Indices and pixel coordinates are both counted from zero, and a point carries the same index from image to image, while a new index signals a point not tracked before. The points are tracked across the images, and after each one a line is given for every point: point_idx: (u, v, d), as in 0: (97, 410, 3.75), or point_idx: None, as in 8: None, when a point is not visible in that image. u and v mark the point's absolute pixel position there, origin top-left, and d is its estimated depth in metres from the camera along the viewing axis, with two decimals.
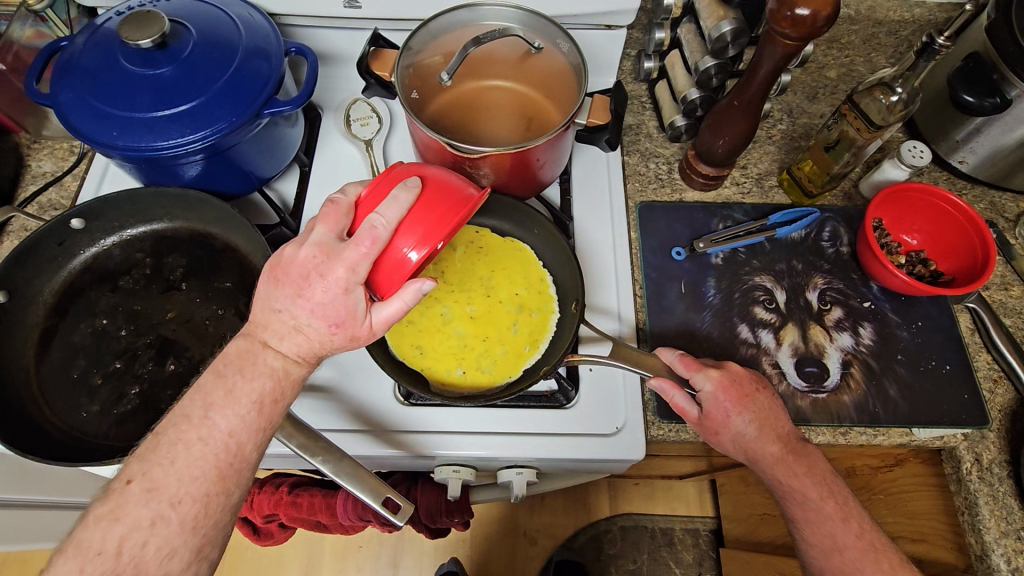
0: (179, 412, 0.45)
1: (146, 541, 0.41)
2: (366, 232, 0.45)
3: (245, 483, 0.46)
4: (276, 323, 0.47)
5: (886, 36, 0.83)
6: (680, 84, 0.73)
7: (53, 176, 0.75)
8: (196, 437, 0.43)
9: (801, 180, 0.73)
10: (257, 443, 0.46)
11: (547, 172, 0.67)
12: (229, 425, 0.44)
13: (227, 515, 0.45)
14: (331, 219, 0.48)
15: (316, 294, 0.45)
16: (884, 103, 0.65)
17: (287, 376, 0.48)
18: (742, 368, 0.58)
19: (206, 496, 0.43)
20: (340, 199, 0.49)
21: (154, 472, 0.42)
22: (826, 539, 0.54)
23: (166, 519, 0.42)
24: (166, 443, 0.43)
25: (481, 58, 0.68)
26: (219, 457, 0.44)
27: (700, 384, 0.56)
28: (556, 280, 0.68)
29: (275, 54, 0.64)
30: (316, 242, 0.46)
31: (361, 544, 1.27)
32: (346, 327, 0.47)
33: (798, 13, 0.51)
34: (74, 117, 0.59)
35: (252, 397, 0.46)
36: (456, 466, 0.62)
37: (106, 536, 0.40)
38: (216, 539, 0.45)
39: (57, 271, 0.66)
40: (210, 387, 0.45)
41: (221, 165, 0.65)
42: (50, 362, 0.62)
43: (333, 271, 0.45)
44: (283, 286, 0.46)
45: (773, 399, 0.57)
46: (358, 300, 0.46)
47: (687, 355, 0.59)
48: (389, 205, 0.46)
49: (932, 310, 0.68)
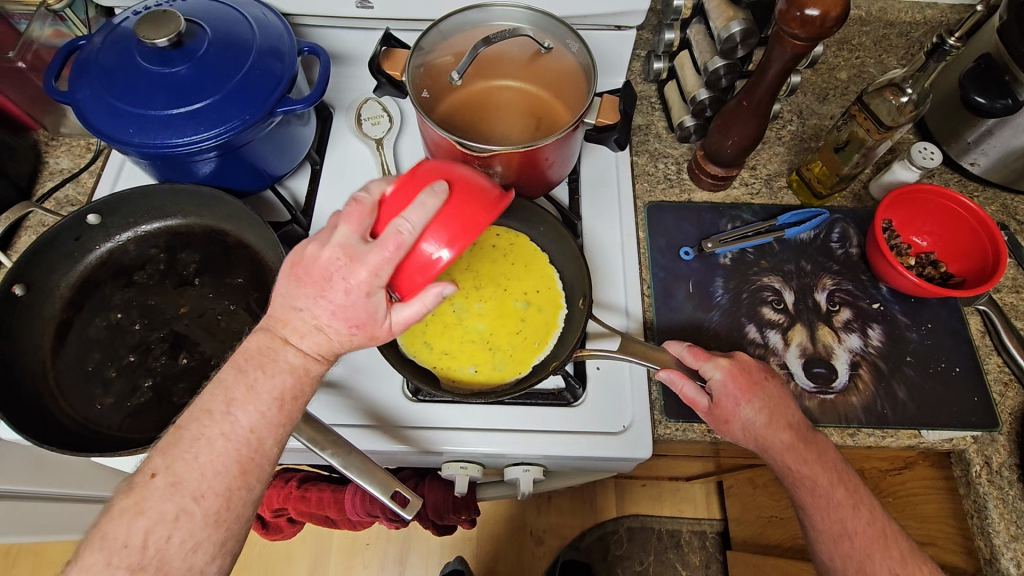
0: (200, 407, 0.45)
1: (171, 534, 0.42)
2: (391, 236, 0.45)
3: (267, 478, 0.47)
4: (296, 321, 0.47)
5: (897, 37, 0.83)
6: (690, 84, 0.73)
7: (70, 173, 0.76)
8: (218, 433, 0.44)
9: (810, 181, 0.73)
10: (278, 439, 0.47)
11: (556, 172, 0.67)
12: (251, 422, 0.45)
13: (248, 510, 0.45)
14: (354, 219, 0.47)
15: (337, 296, 0.45)
16: (894, 104, 0.64)
17: (307, 374, 0.48)
18: (750, 357, 0.58)
19: (229, 491, 0.44)
20: (364, 198, 0.48)
21: (177, 466, 0.43)
22: (835, 525, 0.54)
23: (189, 514, 0.42)
24: (188, 438, 0.44)
25: (491, 58, 0.69)
26: (240, 451, 0.45)
27: (710, 372, 0.56)
28: (563, 277, 0.68)
29: (288, 53, 0.65)
30: (340, 243, 0.46)
31: (368, 541, 1.28)
32: (365, 328, 0.47)
33: (808, 13, 0.51)
34: (92, 114, 0.60)
35: (272, 393, 0.46)
36: (462, 463, 0.64)
37: (131, 529, 0.41)
38: (239, 533, 0.45)
39: (73, 265, 0.67)
40: (231, 381, 0.46)
41: (234, 163, 0.66)
42: (66, 356, 0.63)
43: (355, 275, 0.45)
44: (304, 286, 0.46)
45: (781, 389, 0.57)
46: (379, 303, 0.46)
47: (696, 346, 0.59)
48: (415, 210, 0.45)
49: (942, 312, 0.68)
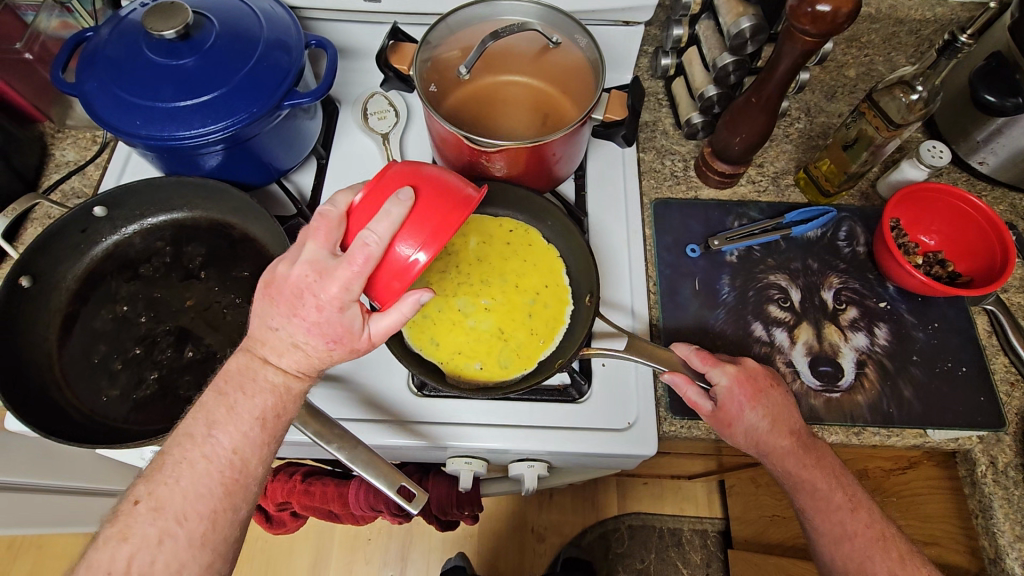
0: (182, 432, 0.46)
1: (154, 558, 0.42)
2: (358, 249, 0.44)
3: (253, 497, 0.47)
4: (273, 340, 0.47)
5: (907, 35, 0.82)
6: (698, 80, 0.72)
7: (76, 165, 0.76)
8: (200, 455, 0.44)
9: (818, 179, 0.73)
10: (262, 458, 0.47)
11: (562, 167, 0.67)
12: (233, 442, 0.45)
13: (235, 528, 0.46)
14: (321, 234, 0.47)
15: (310, 314, 0.45)
16: (904, 102, 0.64)
17: (288, 393, 0.48)
18: (757, 364, 0.58)
19: (214, 512, 0.44)
20: (329, 211, 0.48)
21: (159, 491, 0.43)
22: (836, 527, 0.54)
23: (173, 536, 0.43)
24: (170, 463, 0.44)
25: (499, 53, 0.69)
26: (224, 474, 0.45)
27: (716, 378, 0.56)
28: (569, 272, 0.68)
29: (294, 46, 0.64)
30: (309, 260, 0.45)
31: (370, 537, 1.28)
32: (344, 343, 0.47)
33: (818, 9, 0.51)
34: (99, 106, 0.60)
35: (253, 414, 0.46)
36: (467, 459, 0.63)
37: (114, 557, 0.41)
38: (227, 552, 0.45)
39: (80, 257, 0.67)
40: (212, 405, 0.46)
41: (240, 156, 0.66)
42: (72, 347, 0.63)
43: (326, 291, 0.44)
44: (277, 306, 0.46)
45: (787, 395, 0.57)
46: (354, 316, 0.46)
47: (704, 349, 0.58)
48: (381, 220, 0.45)
49: (949, 312, 0.67)
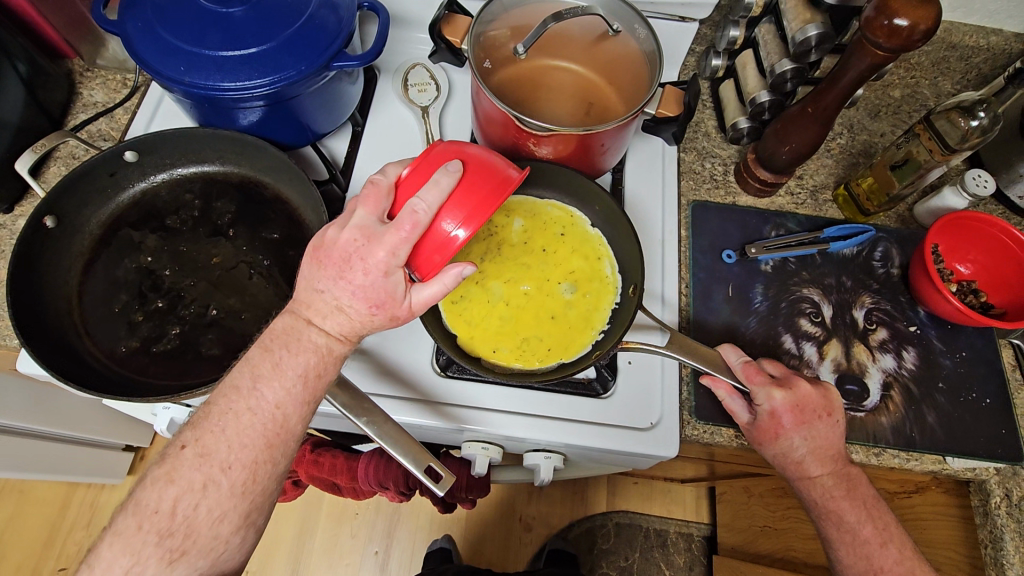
0: (228, 383, 0.46)
1: (198, 504, 0.43)
2: (407, 216, 0.44)
3: (291, 452, 0.47)
4: (319, 303, 0.47)
5: (956, 61, 0.80)
6: (750, 85, 0.71)
7: (104, 107, 0.74)
8: (244, 407, 0.45)
9: (858, 197, 0.73)
10: (302, 416, 0.47)
11: (606, 159, 0.65)
12: (276, 397, 0.46)
13: (273, 482, 0.46)
14: (371, 201, 0.47)
15: (357, 277, 0.45)
16: (962, 127, 0.63)
17: (330, 354, 0.48)
18: (813, 388, 0.56)
19: (254, 464, 0.45)
20: (380, 180, 0.48)
21: (205, 439, 0.44)
22: (861, 561, 0.55)
23: (216, 484, 0.44)
24: (217, 412, 0.45)
25: (554, 37, 0.66)
26: (266, 427, 0.45)
27: (758, 398, 0.56)
28: (620, 270, 0.66)
29: (344, 6, 0.62)
30: (358, 224, 0.45)
31: (358, 512, 1.28)
32: (386, 308, 0.47)
33: (896, 23, 0.50)
34: (142, 47, 0.57)
35: (297, 371, 0.46)
36: (483, 444, 0.62)
37: (162, 497, 0.43)
38: (263, 506, 0.46)
39: (106, 202, 0.65)
40: (258, 359, 0.46)
41: (280, 115, 0.64)
42: (93, 292, 0.62)
43: (373, 255, 0.44)
44: (325, 268, 0.46)
45: (836, 426, 0.56)
46: (398, 283, 0.46)
47: (755, 362, 0.58)
48: (429, 189, 0.45)
49: (977, 341, 0.67)
